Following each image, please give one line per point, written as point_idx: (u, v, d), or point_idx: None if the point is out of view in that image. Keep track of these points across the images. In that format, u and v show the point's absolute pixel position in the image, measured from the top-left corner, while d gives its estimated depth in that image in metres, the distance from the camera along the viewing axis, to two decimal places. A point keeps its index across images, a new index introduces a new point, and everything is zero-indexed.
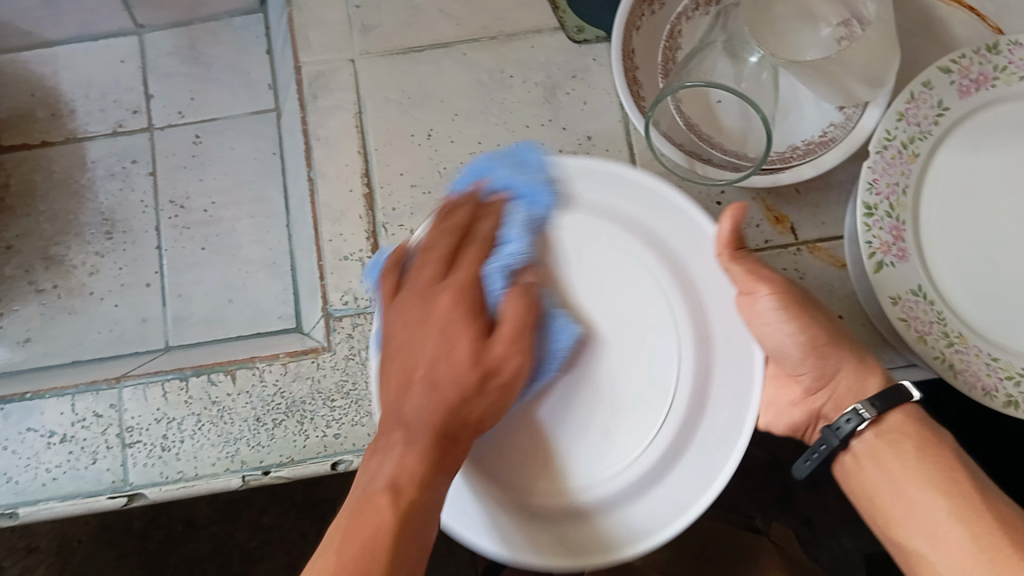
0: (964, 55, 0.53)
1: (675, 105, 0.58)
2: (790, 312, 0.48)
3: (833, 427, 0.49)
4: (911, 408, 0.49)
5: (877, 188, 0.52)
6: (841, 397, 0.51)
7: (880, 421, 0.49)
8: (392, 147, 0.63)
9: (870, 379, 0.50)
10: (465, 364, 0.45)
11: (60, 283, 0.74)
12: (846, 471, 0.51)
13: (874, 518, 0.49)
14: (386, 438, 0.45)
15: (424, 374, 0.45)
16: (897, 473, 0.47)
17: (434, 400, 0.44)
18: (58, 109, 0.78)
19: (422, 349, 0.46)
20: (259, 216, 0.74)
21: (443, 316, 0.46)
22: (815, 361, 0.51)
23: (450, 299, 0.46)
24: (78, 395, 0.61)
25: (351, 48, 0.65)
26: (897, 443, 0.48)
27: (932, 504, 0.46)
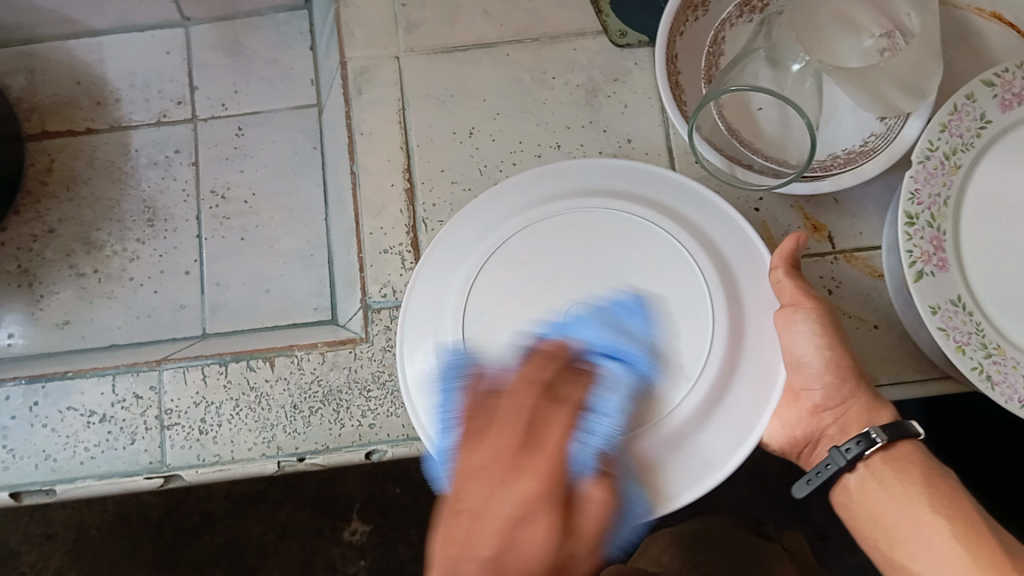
0: (1007, 69, 0.54)
1: (717, 110, 0.59)
2: (825, 335, 0.50)
3: (840, 448, 0.49)
4: (915, 442, 0.49)
5: (919, 198, 0.53)
6: (849, 422, 0.51)
7: (888, 447, 0.49)
8: (434, 144, 0.64)
9: (881, 414, 0.51)
10: (537, 548, 0.39)
11: (100, 268, 0.75)
12: (847, 494, 0.51)
13: (874, 541, 0.49)
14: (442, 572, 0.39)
15: (490, 527, 0.40)
16: (902, 496, 0.48)
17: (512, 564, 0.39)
18: (103, 97, 0.79)
19: (503, 499, 0.41)
20: (296, 210, 0.75)
21: (538, 487, 0.41)
22: (835, 384, 0.51)
23: (546, 462, 0.42)
24: (118, 375, 0.62)
25: (396, 46, 0.66)
26: (902, 468, 0.49)
27: (935, 527, 0.46)
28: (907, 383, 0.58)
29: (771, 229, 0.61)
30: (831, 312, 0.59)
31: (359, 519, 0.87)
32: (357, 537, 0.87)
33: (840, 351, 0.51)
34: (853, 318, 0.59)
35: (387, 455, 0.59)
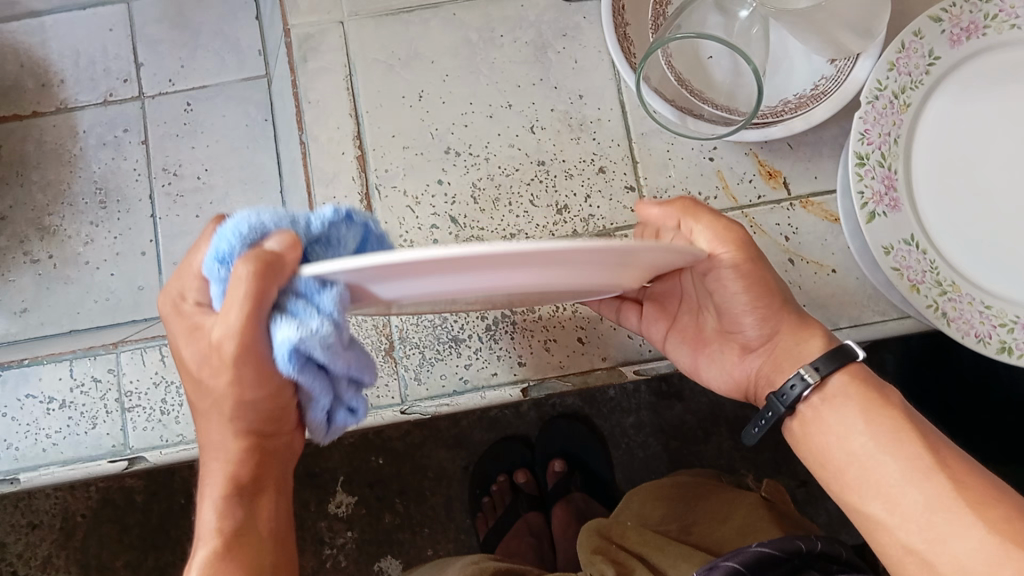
0: (955, 3, 0.53)
1: (666, 59, 0.57)
2: (747, 272, 0.47)
3: (779, 395, 0.46)
4: (856, 367, 0.46)
5: (869, 139, 0.53)
6: (779, 359, 0.48)
7: (821, 387, 0.46)
8: (384, 110, 0.63)
9: (809, 341, 0.47)
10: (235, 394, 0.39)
11: (55, 252, 0.74)
12: (796, 440, 0.48)
13: (831, 485, 0.46)
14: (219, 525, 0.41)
15: (202, 398, 0.42)
16: (846, 437, 0.44)
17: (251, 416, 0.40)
18: (47, 80, 0.78)
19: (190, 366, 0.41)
20: (251, 184, 0.74)
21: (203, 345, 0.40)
22: (760, 314, 0.48)
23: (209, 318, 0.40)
24: (75, 361, 0.61)
25: (340, 10, 0.64)
26: (843, 404, 0.45)
27: (883, 466, 0.43)
28: (866, 324, 0.58)
29: (726, 178, 0.61)
30: (788, 259, 0.59)
31: (344, 491, 0.88)
32: (342, 509, 0.88)
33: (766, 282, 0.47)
34: (812, 264, 0.59)
35: None
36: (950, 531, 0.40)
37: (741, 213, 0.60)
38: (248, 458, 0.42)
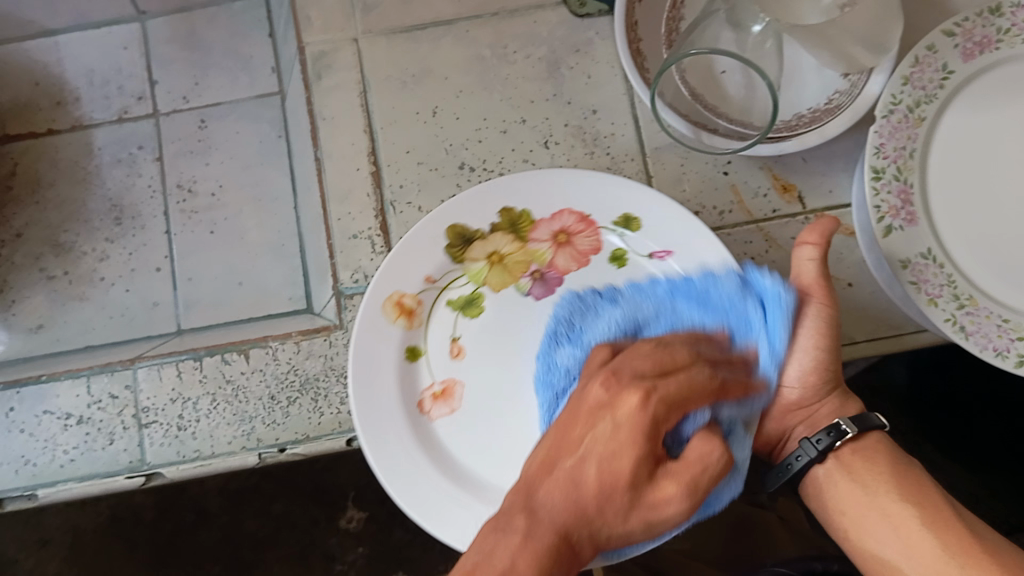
0: (967, 17, 0.54)
1: (680, 75, 0.58)
2: (822, 332, 0.50)
3: (812, 440, 0.51)
4: (881, 432, 0.52)
5: (884, 152, 0.53)
6: (819, 420, 0.53)
7: (857, 439, 0.51)
8: (398, 125, 0.63)
9: (848, 405, 0.53)
10: (621, 482, 0.39)
11: (71, 270, 0.75)
12: (815, 487, 0.52)
13: (842, 535, 0.51)
14: (548, 500, 0.39)
15: (588, 413, 0.42)
16: (870, 486, 0.50)
17: (566, 506, 0.39)
18: (62, 97, 0.79)
19: (591, 441, 0.40)
20: (265, 200, 0.75)
21: (624, 416, 0.40)
22: (810, 395, 0.53)
23: (639, 401, 0.40)
24: (92, 376, 0.61)
25: (354, 27, 0.65)
26: (869, 460, 0.51)
27: (904, 516, 0.48)
28: (882, 338, 0.58)
29: (741, 192, 0.60)
30: None
31: (355, 507, 0.75)
32: (354, 525, 0.75)
33: (832, 355, 0.51)
34: (827, 277, 0.59)
35: None
36: (965, 573, 0.45)
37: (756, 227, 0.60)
38: (565, 518, 0.38)
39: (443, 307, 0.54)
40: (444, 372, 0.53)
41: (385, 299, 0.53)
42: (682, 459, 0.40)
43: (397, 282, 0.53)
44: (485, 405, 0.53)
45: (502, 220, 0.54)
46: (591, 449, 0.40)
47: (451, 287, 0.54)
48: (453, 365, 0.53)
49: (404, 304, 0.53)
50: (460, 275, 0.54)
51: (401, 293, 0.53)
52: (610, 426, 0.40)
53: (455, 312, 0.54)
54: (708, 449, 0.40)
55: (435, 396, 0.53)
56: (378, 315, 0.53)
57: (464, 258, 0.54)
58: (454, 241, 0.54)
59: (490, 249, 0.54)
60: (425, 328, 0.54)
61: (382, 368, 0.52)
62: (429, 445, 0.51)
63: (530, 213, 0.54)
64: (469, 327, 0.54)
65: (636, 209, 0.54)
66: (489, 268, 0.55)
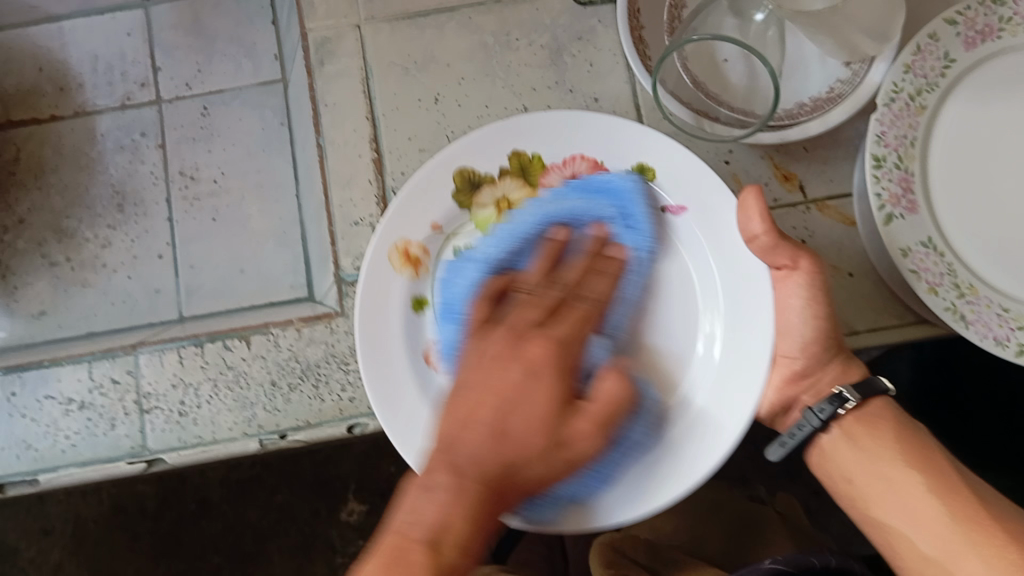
0: (969, 6, 0.54)
1: (682, 63, 0.58)
2: (817, 299, 0.52)
3: (813, 410, 0.52)
4: (886, 398, 0.52)
5: (885, 141, 0.53)
6: (823, 389, 0.55)
7: (861, 407, 0.52)
8: (400, 113, 0.63)
9: (853, 371, 0.54)
10: (536, 429, 0.44)
11: (73, 256, 0.75)
12: (822, 454, 0.53)
13: (851, 500, 0.52)
14: (476, 450, 0.43)
15: (506, 372, 0.46)
16: (874, 454, 0.51)
17: (495, 454, 0.43)
18: (66, 84, 0.79)
19: (499, 386, 0.45)
20: (267, 188, 0.75)
21: (533, 363, 0.46)
22: (812, 353, 0.54)
23: (542, 348, 0.47)
24: (94, 362, 0.61)
25: (356, 14, 0.65)
26: (873, 425, 0.51)
27: (908, 483, 0.49)
28: (883, 328, 0.58)
29: (742, 181, 0.60)
30: None
31: (356, 499, 0.83)
32: (354, 517, 0.83)
33: (831, 325, 0.53)
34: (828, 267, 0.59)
35: (368, 428, 0.59)
36: (969, 542, 0.45)
37: None
38: (497, 462, 0.42)
39: (449, 255, 0.53)
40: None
41: (391, 247, 0.52)
42: (596, 397, 0.45)
43: (403, 230, 0.52)
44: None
45: (512, 164, 0.53)
46: (503, 403, 0.44)
47: (458, 234, 0.53)
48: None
49: (409, 253, 0.52)
50: (468, 221, 0.53)
51: (407, 241, 0.52)
52: (518, 370, 0.46)
53: (460, 261, 0.53)
54: (614, 386, 0.46)
55: (443, 348, 0.52)
56: (384, 263, 0.52)
57: (472, 203, 0.53)
58: (461, 184, 0.53)
59: (499, 195, 0.53)
60: (431, 277, 0.53)
61: (390, 318, 0.52)
62: (434, 398, 0.51)
63: (541, 156, 0.53)
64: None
65: (649, 154, 0.52)
66: (496, 215, 0.53)
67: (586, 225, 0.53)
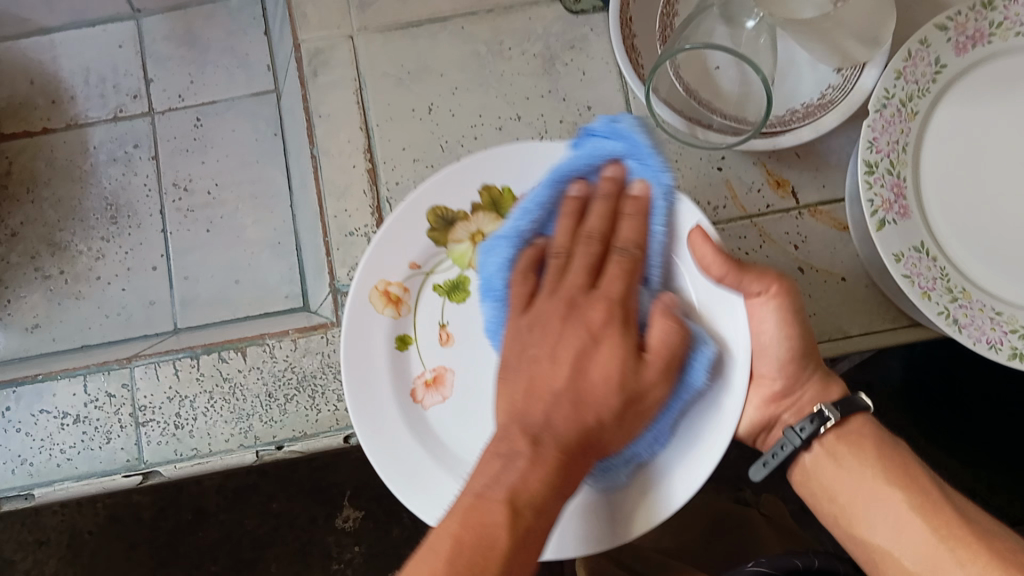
0: (960, 11, 0.54)
1: (674, 71, 0.58)
2: (790, 321, 0.50)
3: (795, 429, 0.52)
4: (867, 415, 0.52)
5: (877, 146, 0.53)
6: (804, 406, 0.53)
7: (839, 424, 0.52)
8: (394, 123, 0.63)
9: (832, 389, 0.53)
10: (605, 390, 0.45)
11: (67, 269, 0.75)
12: (803, 471, 0.53)
13: (833, 519, 0.52)
14: (548, 414, 0.44)
15: (554, 340, 0.47)
16: (856, 472, 0.50)
17: (570, 419, 0.44)
18: (58, 96, 0.79)
19: (565, 352, 0.46)
20: (262, 198, 0.75)
21: (593, 324, 0.47)
22: (791, 369, 0.53)
23: (601, 309, 0.47)
24: (89, 376, 0.61)
25: (349, 25, 0.65)
26: (855, 444, 0.51)
27: (893, 500, 0.49)
28: (876, 332, 0.58)
29: (735, 187, 0.61)
30: (799, 267, 0.59)
31: (352, 505, 0.83)
32: (350, 523, 0.83)
33: (806, 343, 0.52)
34: (821, 272, 0.59)
35: None
36: (956, 560, 0.45)
37: (749, 222, 0.60)
38: (575, 424, 0.44)
39: (429, 291, 0.54)
40: (437, 359, 0.53)
41: (373, 289, 0.53)
42: (650, 345, 0.46)
43: (383, 272, 0.53)
44: (482, 385, 0.53)
45: (484, 199, 0.53)
46: (568, 378, 0.45)
47: (436, 270, 0.54)
48: (442, 353, 0.53)
49: (390, 293, 0.53)
50: (445, 257, 0.54)
51: (388, 282, 0.53)
52: (578, 337, 0.47)
53: (441, 297, 0.54)
54: (665, 331, 0.46)
55: (428, 383, 0.53)
56: (366, 303, 0.53)
57: (447, 239, 0.54)
58: (433, 224, 0.53)
59: (473, 229, 0.54)
60: (413, 314, 0.54)
61: (375, 360, 0.52)
62: (425, 432, 0.52)
63: (512, 189, 0.53)
64: (456, 312, 0.54)
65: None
66: (473, 248, 0.54)
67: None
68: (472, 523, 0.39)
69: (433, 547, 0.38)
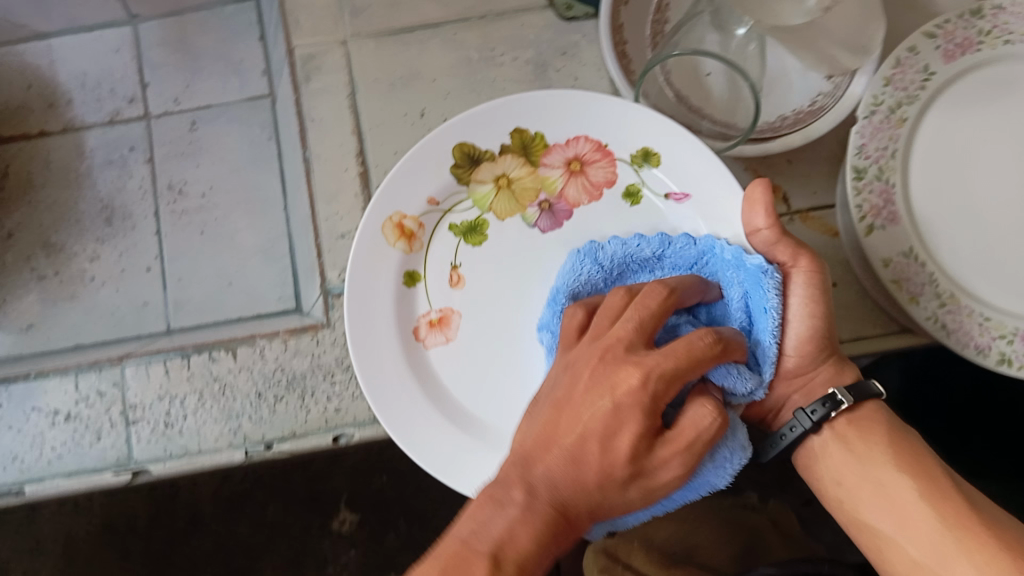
0: (948, 19, 0.54)
1: (665, 76, 0.58)
2: (814, 294, 0.49)
3: (806, 410, 0.49)
4: (879, 402, 0.51)
5: (866, 152, 0.54)
6: (814, 388, 0.51)
7: (851, 409, 0.50)
8: (387, 127, 0.64)
9: (845, 374, 0.51)
10: (621, 458, 0.40)
11: (61, 270, 0.75)
12: (811, 455, 0.52)
13: (839, 505, 0.51)
14: (556, 470, 0.41)
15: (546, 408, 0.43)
16: (866, 458, 0.49)
17: (570, 480, 0.40)
18: (54, 100, 0.79)
19: (582, 409, 0.41)
20: (255, 201, 0.75)
21: (592, 432, 0.41)
22: (808, 350, 0.50)
23: (620, 402, 0.41)
24: (80, 374, 0.61)
25: (342, 30, 0.66)
26: (866, 429, 0.50)
27: (900, 488, 0.48)
28: (867, 337, 0.59)
29: None
30: None
31: (347, 510, 0.83)
32: (346, 526, 0.83)
33: (825, 322, 0.50)
34: None
35: (354, 438, 0.59)
36: (962, 549, 0.45)
37: None
38: (546, 507, 0.40)
39: (444, 230, 0.54)
40: (443, 300, 0.54)
41: (386, 221, 0.53)
42: (679, 426, 0.41)
43: (398, 204, 0.53)
44: (485, 337, 0.53)
45: (514, 141, 0.54)
46: (590, 428, 0.41)
47: (455, 210, 0.54)
48: (452, 294, 0.54)
49: (405, 227, 0.53)
50: (466, 198, 0.55)
51: (403, 216, 0.53)
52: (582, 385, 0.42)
53: (456, 237, 0.54)
54: (702, 416, 0.42)
55: (432, 323, 0.53)
56: (379, 235, 0.53)
57: (471, 179, 0.54)
58: (460, 161, 0.54)
59: (498, 173, 0.55)
60: (425, 251, 0.54)
61: (382, 300, 0.52)
62: (424, 375, 0.52)
63: (545, 136, 0.54)
64: (470, 254, 0.54)
65: (652, 142, 0.54)
66: (495, 193, 0.55)
67: (585, 208, 0.55)
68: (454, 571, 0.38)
69: None
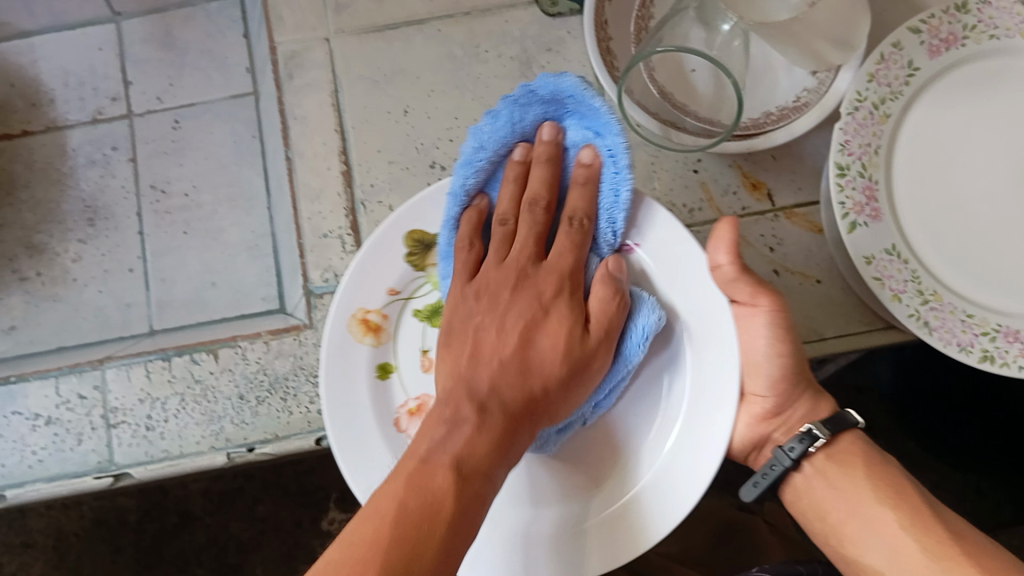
0: (933, 14, 0.53)
1: (649, 72, 0.58)
2: (783, 335, 0.50)
3: (784, 448, 0.51)
4: (857, 433, 0.51)
5: (849, 149, 0.53)
6: (794, 424, 0.53)
7: (829, 444, 0.51)
8: (370, 124, 0.63)
9: (821, 408, 0.53)
10: (545, 358, 0.46)
11: (43, 270, 0.74)
12: (795, 492, 0.52)
13: (826, 539, 0.51)
14: (488, 386, 0.46)
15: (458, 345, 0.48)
16: (848, 491, 0.49)
17: (514, 387, 0.46)
18: (37, 99, 0.79)
19: (495, 340, 0.48)
20: (239, 200, 0.75)
21: (514, 343, 0.47)
22: (782, 389, 0.52)
23: (516, 315, 0.48)
24: (61, 377, 0.61)
25: (325, 26, 0.65)
26: (845, 462, 0.50)
27: (884, 520, 0.48)
28: (853, 334, 0.58)
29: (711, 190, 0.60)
30: (774, 271, 0.59)
31: (337, 508, 0.82)
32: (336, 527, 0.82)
33: (796, 361, 0.51)
34: (797, 275, 0.59)
35: None
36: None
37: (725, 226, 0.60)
38: (486, 413, 0.44)
39: (409, 316, 0.53)
40: (419, 388, 0.52)
41: (351, 318, 0.52)
42: (593, 314, 0.47)
43: (361, 299, 0.52)
44: None
45: None
46: (507, 346, 0.47)
47: (416, 295, 0.54)
48: (427, 379, 0.52)
49: (369, 321, 0.52)
50: (424, 281, 0.54)
51: (366, 310, 0.52)
52: (491, 317, 0.49)
53: (422, 322, 0.53)
54: (608, 295, 0.47)
55: (411, 412, 0.52)
56: (345, 335, 0.52)
57: (427, 262, 0.53)
58: (413, 248, 0.53)
59: None
60: (393, 343, 0.53)
61: (356, 390, 0.51)
62: None
63: (493, 210, 0.53)
64: (437, 337, 0.53)
65: None
66: None
67: None
68: (416, 483, 0.40)
69: (376, 508, 0.40)
